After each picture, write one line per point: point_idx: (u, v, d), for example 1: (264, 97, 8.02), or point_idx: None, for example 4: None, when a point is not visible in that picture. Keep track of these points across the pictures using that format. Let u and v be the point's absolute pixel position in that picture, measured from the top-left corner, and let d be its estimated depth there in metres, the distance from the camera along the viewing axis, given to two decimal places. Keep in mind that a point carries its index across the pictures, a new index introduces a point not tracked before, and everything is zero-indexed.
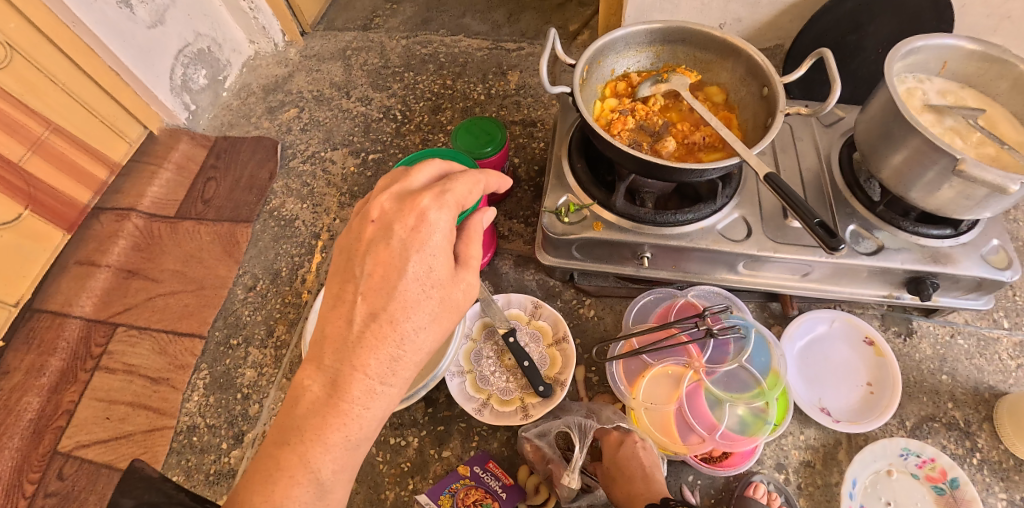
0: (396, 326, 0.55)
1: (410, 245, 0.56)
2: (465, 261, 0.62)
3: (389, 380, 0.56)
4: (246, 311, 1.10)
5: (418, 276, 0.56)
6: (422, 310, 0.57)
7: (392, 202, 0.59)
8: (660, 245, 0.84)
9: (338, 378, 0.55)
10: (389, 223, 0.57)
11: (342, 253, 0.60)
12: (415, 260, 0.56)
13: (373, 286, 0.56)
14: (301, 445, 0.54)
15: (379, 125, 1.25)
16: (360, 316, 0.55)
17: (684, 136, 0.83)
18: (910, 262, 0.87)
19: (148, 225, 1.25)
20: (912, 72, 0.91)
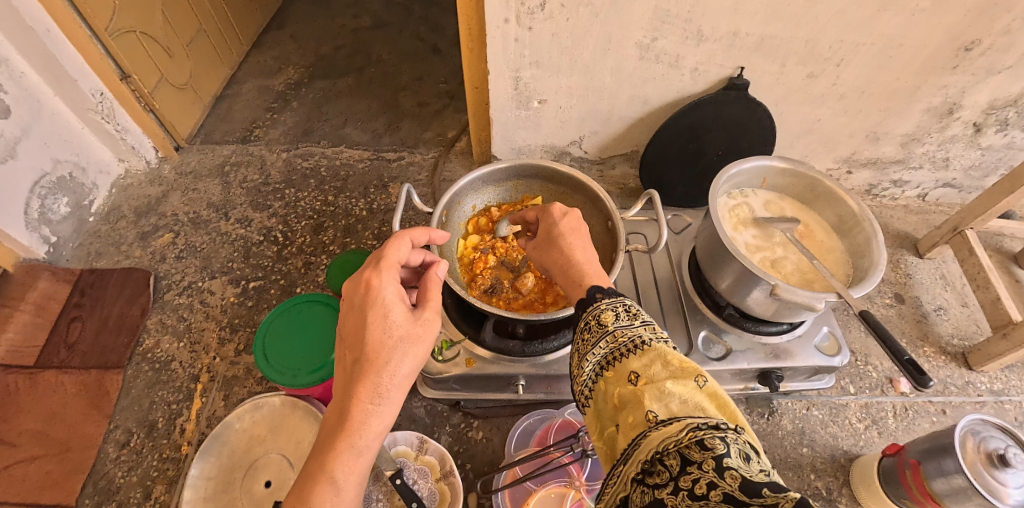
0: (378, 361, 0.63)
1: (367, 306, 0.65)
2: (425, 301, 0.69)
3: (380, 399, 0.62)
4: (121, 473, 1.03)
5: (383, 324, 0.64)
6: (393, 346, 0.63)
7: (350, 282, 0.69)
8: (533, 374, 0.89)
9: (341, 409, 0.62)
10: (349, 298, 0.67)
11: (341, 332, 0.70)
12: (371, 315, 0.64)
13: (353, 339, 0.65)
14: (324, 465, 0.59)
15: (260, 248, 1.22)
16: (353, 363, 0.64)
17: (542, 270, 0.89)
18: (756, 360, 0.99)
19: (2, 379, 1.13)
20: (740, 188, 1.07)
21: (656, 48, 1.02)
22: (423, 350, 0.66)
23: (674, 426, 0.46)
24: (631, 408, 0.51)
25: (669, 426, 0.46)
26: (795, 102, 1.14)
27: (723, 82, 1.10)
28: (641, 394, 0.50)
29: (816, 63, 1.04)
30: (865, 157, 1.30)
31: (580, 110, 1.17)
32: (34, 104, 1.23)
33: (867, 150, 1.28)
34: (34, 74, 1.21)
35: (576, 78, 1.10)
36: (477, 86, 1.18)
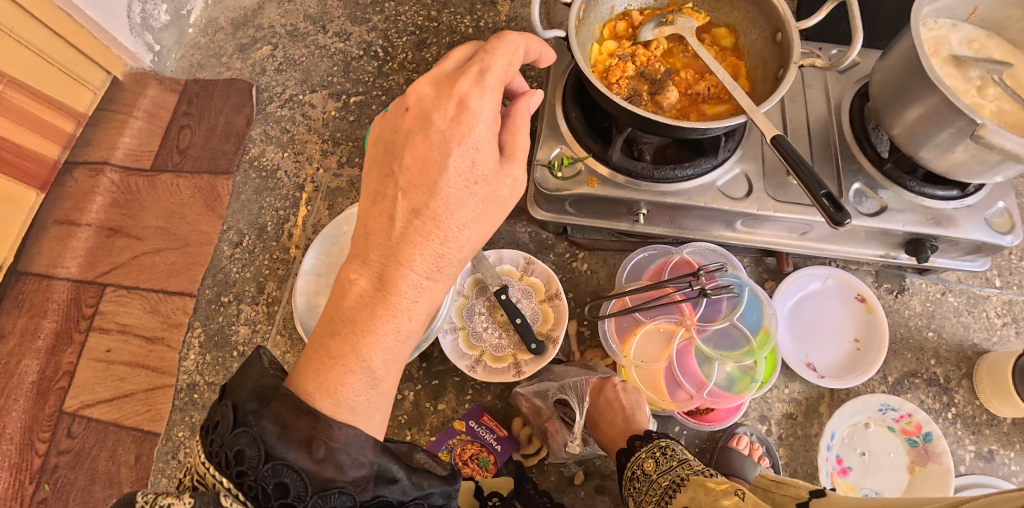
0: (440, 223, 0.48)
1: (451, 136, 0.48)
2: (511, 152, 0.53)
3: (437, 275, 0.50)
4: (235, 268, 1.08)
5: (461, 169, 0.49)
6: (469, 207, 0.50)
7: (429, 86, 0.50)
8: (657, 203, 0.82)
9: (385, 273, 0.47)
10: (426, 111, 0.49)
11: (378, 148, 0.52)
12: (456, 152, 0.48)
13: (414, 180, 0.48)
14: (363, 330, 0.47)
15: (360, 63, 1.16)
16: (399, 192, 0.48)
17: (687, 86, 0.77)
18: (912, 223, 0.85)
19: (125, 179, 1.21)
20: (938, 18, 0.85)
21: None
22: (493, 221, 0.53)
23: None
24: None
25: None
26: None
27: None
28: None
29: None
30: None
31: None
32: None
33: None
34: None
35: None
36: None
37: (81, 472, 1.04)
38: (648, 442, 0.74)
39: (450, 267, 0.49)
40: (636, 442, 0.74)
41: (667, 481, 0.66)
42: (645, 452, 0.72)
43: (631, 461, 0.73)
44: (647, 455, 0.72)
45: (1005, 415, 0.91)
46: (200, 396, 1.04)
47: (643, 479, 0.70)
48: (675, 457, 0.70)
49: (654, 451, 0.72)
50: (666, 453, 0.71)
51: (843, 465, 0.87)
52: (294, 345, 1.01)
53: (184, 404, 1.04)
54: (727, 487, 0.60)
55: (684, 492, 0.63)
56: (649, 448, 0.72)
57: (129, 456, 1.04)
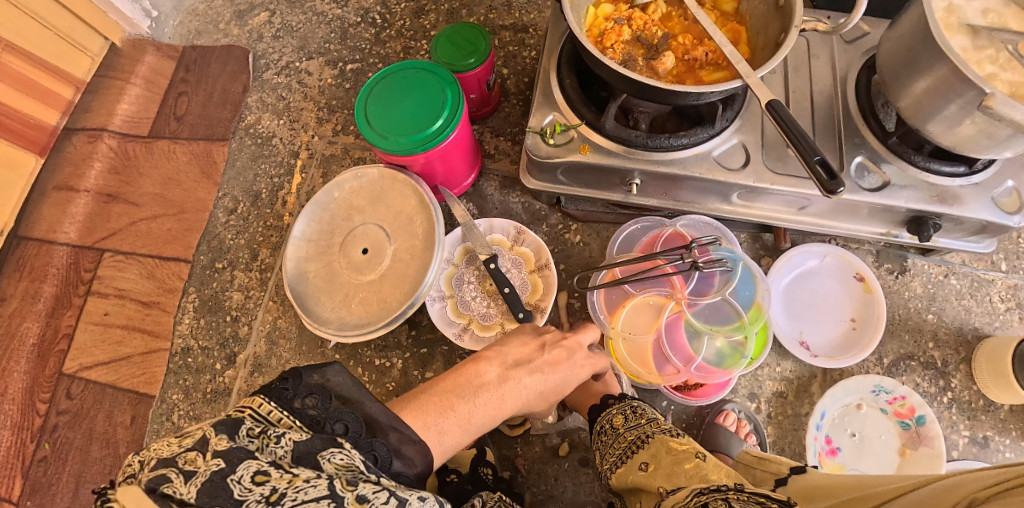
0: None
1: None
2: None
3: None
4: (230, 235, 1.08)
5: None
6: None
7: None
8: (651, 173, 0.80)
9: None
10: None
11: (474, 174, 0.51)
12: None
13: None
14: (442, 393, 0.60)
15: (357, 30, 1.15)
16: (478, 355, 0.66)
17: (685, 51, 0.75)
18: (915, 201, 0.83)
19: (122, 145, 1.21)
20: None
21: None
22: None
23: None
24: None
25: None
26: None
27: None
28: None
29: None
30: None
31: None
32: None
33: None
34: None
35: None
36: None
37: (79, 431, 1.05)
38: (622, 400, 0.69)
39: None
40: (610, 400, 0.71)
41: (633, 438, 0.62)
42: (617, 409, 0.68)
43: (603, 414, 0.69)
44: (618, 412, 0.68)
45: (1003, 402, 0.89)
46: (193, 361, 1.05)
47: (610, 433, 0.66)
48: (645, 417, 0.65)
49: (627, 408, 0.68)
50: (638, 413, 0.66)
51: (832, 446, 0.85)
52: (287, 311, 1.02)
53: (178, 368, 1.05)
54: (688, 449, 0.56)
55: (643, 450, 0.59)
56: (621, 406, 0.68)
57: (125, 417, 1.06)
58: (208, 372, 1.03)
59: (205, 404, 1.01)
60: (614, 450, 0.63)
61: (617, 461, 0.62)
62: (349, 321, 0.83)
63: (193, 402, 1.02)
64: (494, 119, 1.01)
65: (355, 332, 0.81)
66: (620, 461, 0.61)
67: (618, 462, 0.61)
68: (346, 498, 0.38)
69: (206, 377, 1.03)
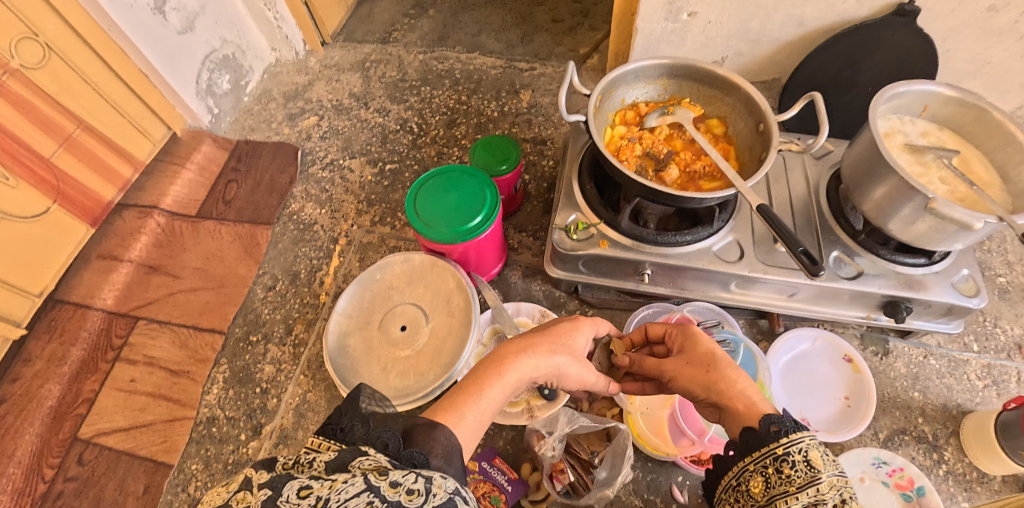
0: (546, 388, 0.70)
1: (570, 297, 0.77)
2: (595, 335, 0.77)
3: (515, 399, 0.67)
4: (266, 310, 1.16)
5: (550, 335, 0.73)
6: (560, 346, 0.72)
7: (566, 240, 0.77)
8: (660, 264, 0.91)
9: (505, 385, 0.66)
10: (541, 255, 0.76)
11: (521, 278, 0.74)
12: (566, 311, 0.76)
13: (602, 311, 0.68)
14: (474, 382, 0.65)
15: (396, 136, 1.30)
16: (529, 339, 0.72)
17: (686, 165, 0.90)
18: (887, 287, 0.95)
19: (170, 223, 1.32)
20: (897, 113, 1.02)
21: None
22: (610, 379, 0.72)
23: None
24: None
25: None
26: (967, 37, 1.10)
27: (892, 9, 1.07)
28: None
29: None
30: None
31: (730, 26, 1.15)
32: None
33: None
34: None
35: None
36: None
37: (86, 500, 1.04)
38: (792, 429, 0.60)
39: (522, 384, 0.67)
40: (773, 426, 0.61)
41: None
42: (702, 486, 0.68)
43: (790, 440, 0.59)
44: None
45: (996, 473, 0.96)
46: (217, 430, 1.07)
47: (801, 470, 0.56)
48: (838, 466, 0.57)
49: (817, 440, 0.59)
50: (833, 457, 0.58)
51: None
52: (317, 385, 1.08)
53: (200, 437, 1.07)
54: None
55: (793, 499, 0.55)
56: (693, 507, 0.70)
57: (138, 486, 1.04)
58: (232, 442, 1.05)
59: (224, 476, 1.03)
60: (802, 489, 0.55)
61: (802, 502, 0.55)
62: (387, 392, 0.89)
63: (211, 473, 1.03)
64: (517, 216, 1.14)
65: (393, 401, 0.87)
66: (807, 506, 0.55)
67: (809, 495, 0.55)
68: (381, 486, 0.44)
69: (229, 448, 1.05)
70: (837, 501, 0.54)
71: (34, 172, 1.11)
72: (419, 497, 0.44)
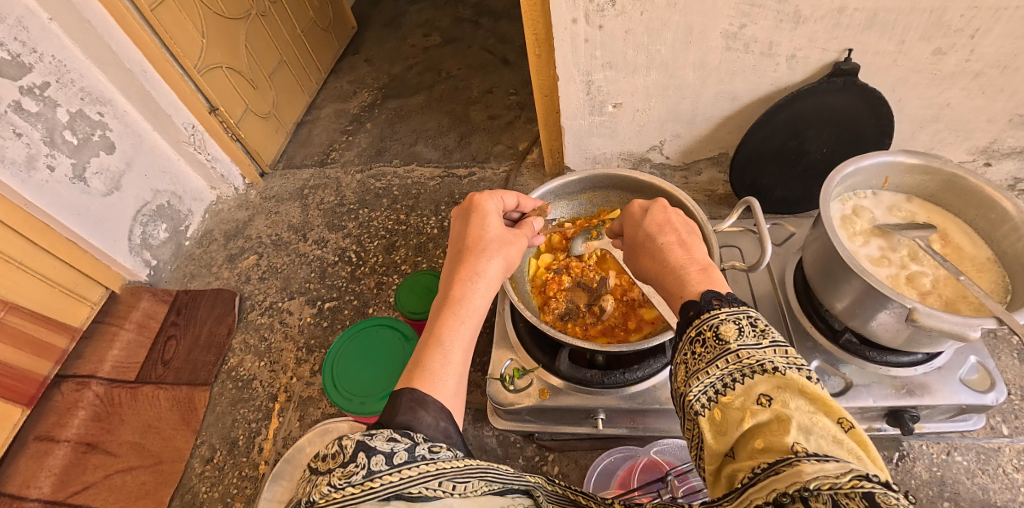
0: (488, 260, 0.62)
1: (508, 246, 0.64)
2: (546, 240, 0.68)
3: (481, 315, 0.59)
4: (204, 488, 1.04)
5: (492, 272, 0.62)
6: (497, 278, 0.62)
7: (485, 233, 0.64)
8: (614, 409, 0.79)
9: (446, 319, 0.56)
10: (468, 248, 0.63)
11: (448, 279, 0.61)
12: (498, 251, 0.63)
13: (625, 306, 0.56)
14: (431, 331, 0.56)
15: (334, 269, 1.23)
16: (455, 263, 0.63)
17: (622, 292, 0.79)
18: (883, 397, 0.80)
19: (109, 392, 1.23)
20: (854, 190, 0.90)
21: (744, 36, 0.90)
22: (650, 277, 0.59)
23: (835, 467, 0.36)
24: (761, 434, 0.41)
25: (828, 464, 0.36)
26: (917, 85, 0.95)
27: (827, 69, 0.95)
28: (779, 416, 0.41)
29: (946, 36, 0.85)
30: (1009, 145, 1.06)
31: (660, 112, 1.08)
32: (135, 139, 1.34)
33: (1011, 137, 1.03)
34: (134, 111, 1.33)
35: (653, 76, 1.00)
36: (546, 93, 1.11)
37: None
38: (731, 304, 0.50)
39: (476, 320, 0.58)
40: (715, 301, 0.50)
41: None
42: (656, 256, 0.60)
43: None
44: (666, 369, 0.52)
45: None
46: None
47: (710, 344, 0.47)
48: (768, 336, 0.47)
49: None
50: (761, 326, 0.47)
51: None
52: None
53: None
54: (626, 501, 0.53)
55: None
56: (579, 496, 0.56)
57: None
58: None
59: None
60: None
61: (715, 376, 0.46)
62: None
63: None
64: None
65: None
66: (724, 381, 0.45)
67: (725, 366, 0.46)
68: (315, 469, 0.44)
69: None
70: (757, 368, 0.44)
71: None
72: (336, 458, 0.42)
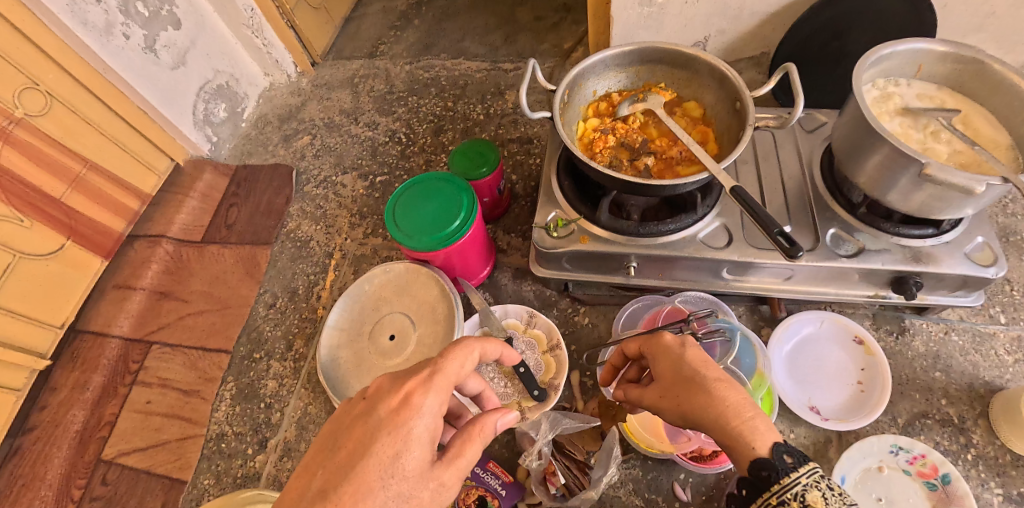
0: (412, 409, 0.55)
1: (397, 424, 0.54)
2: None
3: (408, 472, 0.53)
4: (268, 327, 1.19)
5: (409, 470, 0.53)
6: (430, 424, 0.55)
7: (388, 380, 0.59)
8: (646, 256, 0.89)
9: (355, 472, 0.51)
10: (377, 401, 0.56)
11: (336, 425, 0.56)
12: (386, 435, 0.53)
13: None
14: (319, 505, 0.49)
15: (386, 148, 1.32)
16: (362, 407, 0.57)
17: (662, 152, 0.88)
18: (891, 262, 0.89)
19: (177, 250, 1.36)
20: (888, 77, 0.95)
21: None
22: None
23: None
24: None
25: None
26: None
27: None
28: None
29: None
30: None
31: (708, 5, 1.11)
32: (198, 20, 1.41)
33: None
34: None
35: None
36: None
37: None
38: None
39: (405, 474, 0.52)
40: None
41: None
42: None
43: (783, 485, 0.54)
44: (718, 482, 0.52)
45: None
46: (226, 446, 1.10)
47: None
48: None
49: (817, 479, 0.55)
50: None
51: None
52: (318, 397, 1.10)
53: (211, 453, 1.11)
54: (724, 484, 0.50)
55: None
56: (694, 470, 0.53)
57: (156, 502, 1.09)
58: (241, 457, 1.09)
59: (234, 488, 1.06)
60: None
61: None
62: None
63: (222, 486, 1.07)
64: (505, 219, 1.13)
65: None
66: None
67: None
68: None
69: (238, 462, 1.08)
70: None
71: (44, 210, 1.15)
72: None
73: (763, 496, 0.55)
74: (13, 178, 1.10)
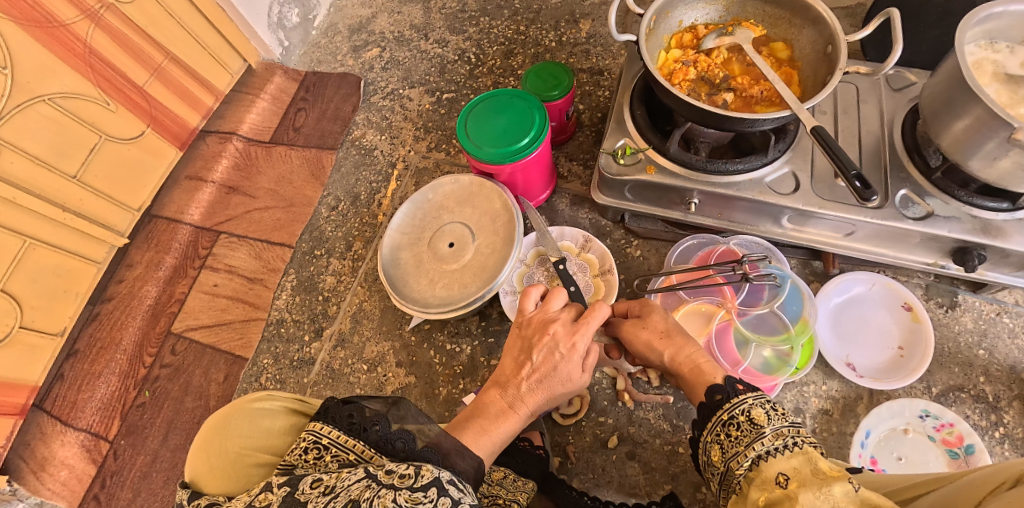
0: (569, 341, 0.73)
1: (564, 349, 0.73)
2: None
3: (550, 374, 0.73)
4: (330, 228, 1.26)
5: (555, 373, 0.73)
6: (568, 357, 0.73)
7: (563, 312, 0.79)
8: (708, 193, 0.89)
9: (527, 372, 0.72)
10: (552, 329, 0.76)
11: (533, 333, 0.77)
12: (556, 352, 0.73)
13: None
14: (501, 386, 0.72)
15: (454, 66, 1.34)
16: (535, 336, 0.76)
17: (743, 89, 0.86)
18: (958, 231, 0.87)
19: (247, 148, 1.41)
20: (992, 39, 0.90)
21: None
22: None
23: None
24: None
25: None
26: None
27: None
28: None
29: None
30: None
31: None
32: None
33: None
34: None
35: None
36: None
37: (178, 384, 1.19)
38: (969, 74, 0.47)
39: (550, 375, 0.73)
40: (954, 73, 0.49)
41: (717, 455, 0.59)
42: None
43: (733, 403, 0.59)
44: (754, 403, 0.58)
45: None
46: (285, 331, 1.19)
47: None
48: None
49: (762, 400, 0.58)
50: None
51: (877, 466, 0.88)
52: (372, 296, 1.17)
53: (271, 336, 1.19)
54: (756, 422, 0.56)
55: (783, 457, 0.51)
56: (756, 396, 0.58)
57: (219, 374, 1.18)
58: (298, 343, 1.17)
59: (290, 369, 1.14)
60: (751, 448, 0.54)
61: None
62: (433, 300, 0.96)
63: (279, 366, 1.15)
64: (568, 146, 1.16)
65: (439, 310, 0.94)
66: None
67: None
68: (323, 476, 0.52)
69: (295, 347, 1.17)
70: None
71: (129, 98, 1.20)
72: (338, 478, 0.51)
73: (716, 414, 0.60)
74: (103, 63, 1.13)
